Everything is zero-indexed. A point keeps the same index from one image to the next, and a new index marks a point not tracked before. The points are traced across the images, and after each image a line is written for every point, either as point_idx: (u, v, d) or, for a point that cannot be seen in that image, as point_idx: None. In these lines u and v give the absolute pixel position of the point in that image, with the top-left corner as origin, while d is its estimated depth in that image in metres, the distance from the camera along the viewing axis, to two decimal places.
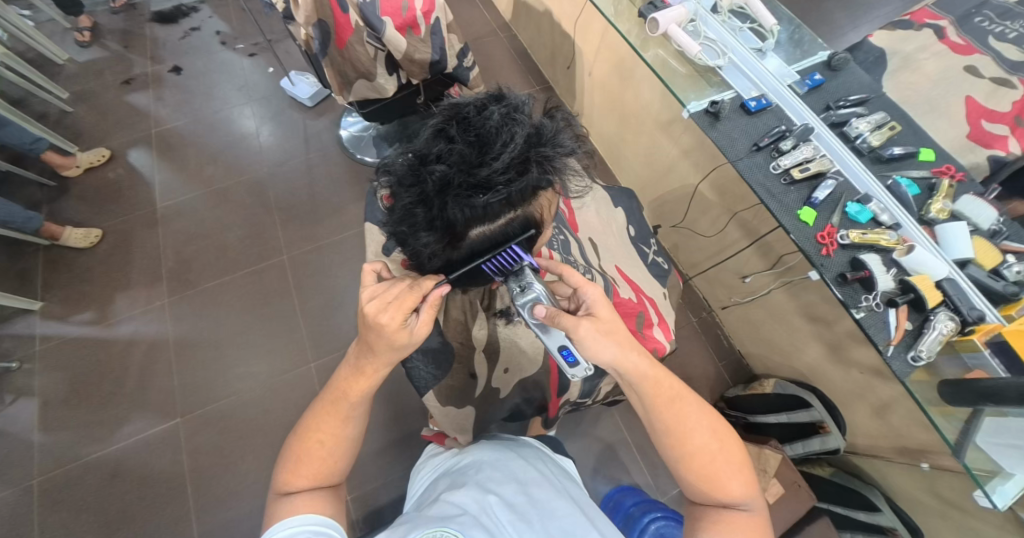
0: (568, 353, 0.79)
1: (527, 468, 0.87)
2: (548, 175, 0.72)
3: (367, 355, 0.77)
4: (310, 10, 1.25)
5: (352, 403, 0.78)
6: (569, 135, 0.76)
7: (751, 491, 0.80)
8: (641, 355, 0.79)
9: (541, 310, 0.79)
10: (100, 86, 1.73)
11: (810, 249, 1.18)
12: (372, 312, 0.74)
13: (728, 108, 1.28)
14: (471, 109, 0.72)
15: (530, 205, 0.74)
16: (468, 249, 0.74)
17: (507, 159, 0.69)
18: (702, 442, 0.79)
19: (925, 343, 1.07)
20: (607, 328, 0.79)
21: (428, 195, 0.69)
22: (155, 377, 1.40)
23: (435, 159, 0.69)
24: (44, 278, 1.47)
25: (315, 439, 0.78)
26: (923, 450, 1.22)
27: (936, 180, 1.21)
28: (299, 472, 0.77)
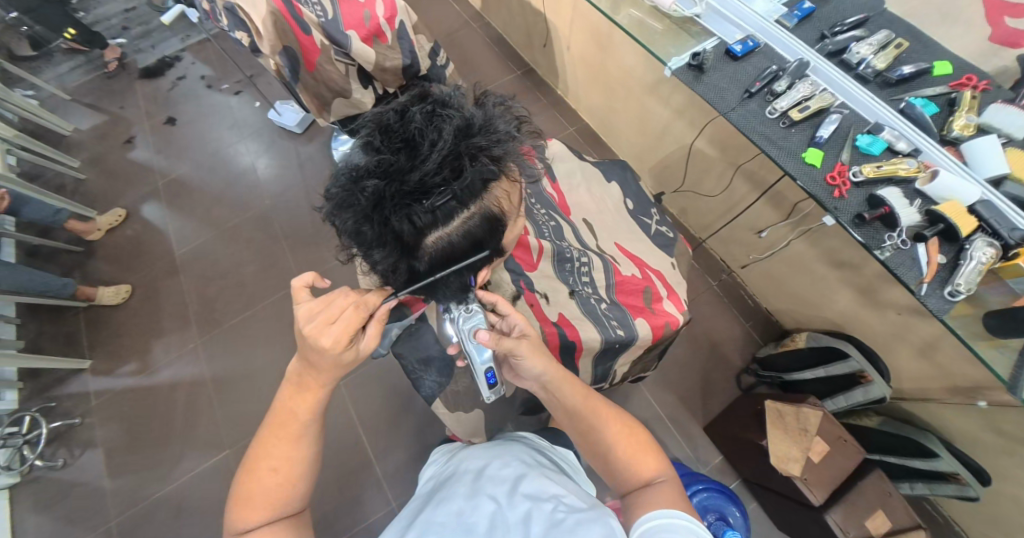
0: (490, 374, 0.80)
1: (514, 461, 0.84)
2: (490, 164, 0.69)
3: (313, 371, 0.74)
4: (273, 37, 1.22)
5: (303, 422, 0.75)
6: (505, 120, 0.74)
7: (661, 469, 0.78)
8: (558, 365, 0.83)
9: (485, 333, 0.79)
10: (105, 149, 1.82)
11: (821, 194, 1.07)
12: (310, 333, 0.71)
13: (712, 57, 1.18)
14: (393, 116, 0.70)
15: (483, 199, 0.70)
16: (430, 258, 0.70)
17: (439, 158, 0.66)
18: (608, 429, 0.80)
19: (962, 275, 0.97)
20: (535, 345, 0.83)
21: (368, 212, 0.66)
22: (199, 415, 1.47)
23: (366, 174, 0.67)
24: (87, 338, 1.56)
25: (266, 467, 0.73)
26: (978, 387, 1.14)
27: (957, 94, 1.09)
28: (253, 503, 0.72)
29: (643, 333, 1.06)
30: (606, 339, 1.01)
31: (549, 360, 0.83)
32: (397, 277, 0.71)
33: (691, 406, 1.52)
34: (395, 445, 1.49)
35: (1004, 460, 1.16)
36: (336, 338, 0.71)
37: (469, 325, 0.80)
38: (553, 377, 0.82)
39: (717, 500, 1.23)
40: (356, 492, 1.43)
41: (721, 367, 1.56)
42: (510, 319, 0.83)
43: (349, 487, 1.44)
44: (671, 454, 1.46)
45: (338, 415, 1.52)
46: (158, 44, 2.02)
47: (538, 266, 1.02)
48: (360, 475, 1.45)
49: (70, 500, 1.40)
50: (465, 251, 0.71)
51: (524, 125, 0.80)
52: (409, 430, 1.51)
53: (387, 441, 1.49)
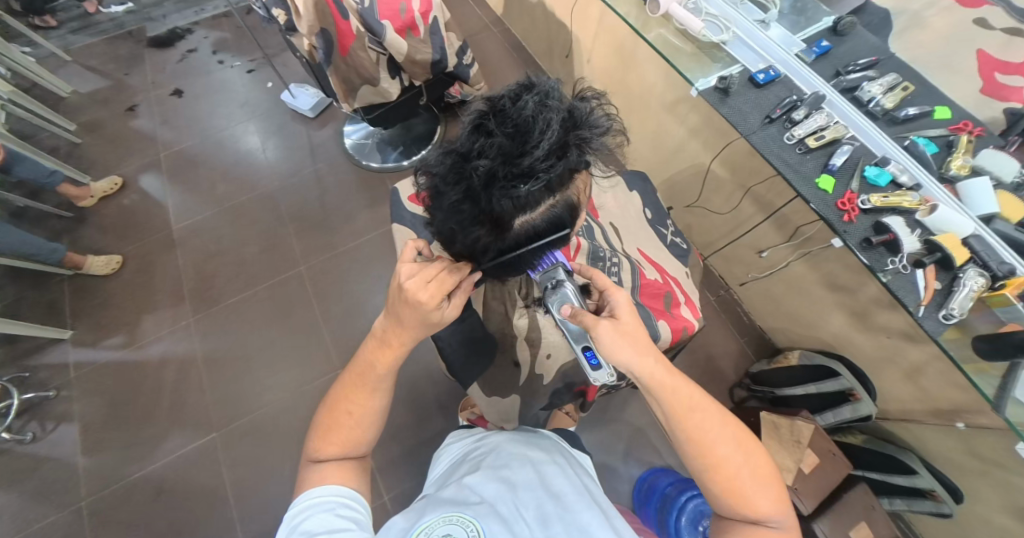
0: (591, 355, 0.83)
1: (551, 459, 0.87)
2: (586, 158, 0.73)
3: (398, 326, 0.77)
4: (313, 19, 1.23)
5: (378, 376, 0.78)
6: (602, 115, 0.75)
7: (777, 504, 0.76)
8: (654, 361, 0.78)
9: (568, 309, 0.83)
10: (106, 114, 1.76)
11: (832, 218, 1.14)
12: (411, 287, 0.74)
13: (737, 82, 1.25)
14: (506, 101, 0.71)
15: (569, 189, 0.74)
16: (515, 238, 0.74)
17: (547, 146, 0.68)
18: (727, 451, 0.76)
19: (956, 300, 1.04)
20: (621, 329, 0.79)
21: (475, 191, 0.68)
22: (188, 393, 1.41)
23: (477, 154, 0.68)
24: (72, 307, 1.49)
25: (342, 411, 0.78)
26: (958, 410, 1.23)
27: (954, 137, 1.19)
28: (328, 441, 0.78)
29: (665, 335, 1.08)
30: None
31: (644, 356, 0.78)
32: (487, 254, 0.75)
33: None
34: (390, 439, 1.49)
35: (976, 479, 1.24)
36: (430, 295, 0.74)
37: (558, 297, 0.85)
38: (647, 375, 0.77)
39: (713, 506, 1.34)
40: None
41: (715, 379, 1.63)
42: (608, 297, 0.83)
43: None
44: (665, 461, 1.47)
45: None
46: (170, 14, 1.97)
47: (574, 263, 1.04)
48: None
49: (39, 476, 1.31)
50: (546, 237, 0.75)
51: (616, 122, 0.81)
52: (405, 423, 1.51)
53: (383, 433, 1.49)
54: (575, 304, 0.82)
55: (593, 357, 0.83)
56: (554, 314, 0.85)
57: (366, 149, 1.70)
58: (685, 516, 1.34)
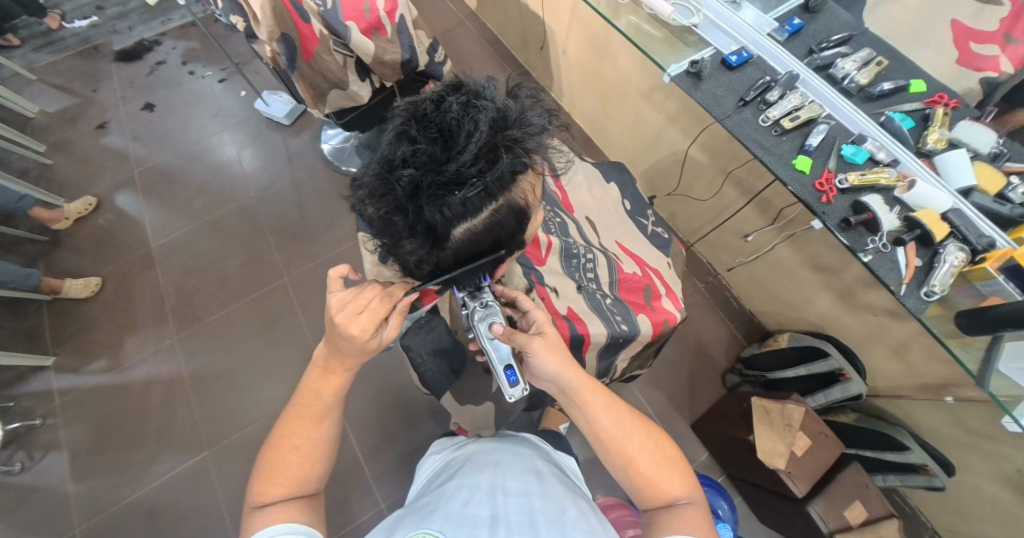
0: (511, 372, 0.83)
1: (518, 464, 0.87)
2: (522, 158, 0.69)
3: (337, 355, 0.78)
4: (272, 24, 1.21)
5: (325, 403, 0.80)
6: (538, 113, 0.73)
7: (687, 486, 0.81)
8: (580, 370, 0.84)
9: (499, 327, 0.83)
10: (75, 134, 1.72)
11: (810, 199, 1.13)
12: (341, 321, 0.75)
13: (709, 66, 1.23)
14: (429, 105, 0.69)
15: (513, 192, 0.71)
16: (455, 248, 0.71)
17: (475, 149, 0.66)
18: (635, 444, 0.82)
19: (937, 278, 1.04)
20: (552, 345, 0.85)
21: (401, 202, 0.66)
22: (176, 413, 1.40)
23: (401, 163, 0.66)
24: (53, 333, 1.47)
25: (288, 448, 0.78)
26: (945, 384, 1.23)
27: (930, 110, 1.17)
28: (273, 482, 0.77)
29: (645, 329, 1.09)
30: (612, 333, 1.04)
31: (572, 364, 0.84)
32: (425, 267, 0.73)
33: (679, 404, 1.59)
34: (384, 445, 1.49)
35: (967, 452, 1.25)
36: (363, 327, 0.75)
37: (487, 316, 0.83)
38: (573, 381, 0.84)
39: (710, 495, 1.32)
40: (344, 490, 1.44)
41: (707, 366, 1.63)
42: (530, 315, 0.88)
43: (340, 488, 1.44)
44: None
45: None
46: (136, 26, 1.92)
47: (547, 262, 1.04)
48: (349, 472, 1.46)
49: (31, 505, 1.30)
50: (488, 242, 0.73)
51: (558, 119, 0.78)
52: (399, 428, 1.51)
53: (378, 439, 1.50)
54: (506, 323, 0.83)
55: (512, 375, 0.84)
56: (480, 333, 0.83)
57: (344, 154, 1.68)
58: None
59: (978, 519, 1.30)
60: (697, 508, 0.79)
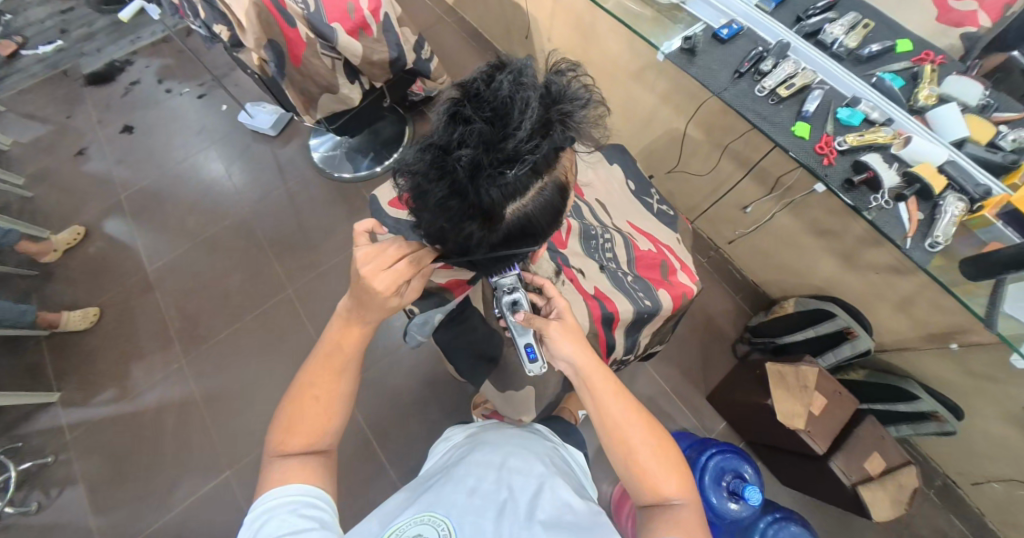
0: (530, 349, 0.85)
1: (527, 452, 0.87)
2: (571, 133, 0.71)
3: (359, 310, 0.79)
4: (258, 31, 1.16)
5: (347, 357, 0.80)
6: (580, 87, 0.73)
7: (684, 489, 0.79)
8: (593, 355, 0.84)
9: (520, 314, 0.84)
10: (54, 162, 1.66)
11: (811, 163, 1.15)
12: (366, 274, 0.78)
13: (701, 41, 1.24)
14: (479, 83, 0.68)
15: (557, 168, 0.73)
16: (507, 228, 0.73)
17: (530, 126, 0.66)
18: (638, 435, 0.81)
19: (940, 228, 1.06)
20: (570, 330, 0.84)
21: (461, 184, 0.66)
22: (193, 436, 1.37)
23: (458, 145, 0.66)
24: (55, 368, 1.42)
25: (308, 398, 0.78)
26: (950, 332, 1.26)
27: (918, 68, 1.20)
28: (294, 433, 0.77)
29: (666, 304, 1.11)
30: (637, 310, 1.06)
31: (581, 345, 0.84)
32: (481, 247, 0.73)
33: (693, 378, 1.61)
34: (408, 448, 1.49)
35: (975, 395, 1.29)
36: (387, 285, 0.78)
37: (511, 299, 0.85)
38: (584, 366, 0.83)
39: (733, 460, 1.33)
40: (371, 497, 1.43)
41: (717, 338, 1.65)
42: (552, 302, 0.87)
43: (368, 495, 1.43)
44: (678, 425, 1.56)
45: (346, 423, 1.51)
46: (105, 46, 1.86)
47: (568, 244, 1.05)
48: (374, 479, 1.45)
49: None
50: (538, 221, 0.74)
51: (596, 93, 0.77)
52: (422, 429, 1.51)
53: (402, 443, 1.49)
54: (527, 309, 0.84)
55: (531, 352, 0.86)
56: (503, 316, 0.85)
57: (335, 160, 1.65)
58: (708, 475, 1.32)
59: (990, 460, 1.35)
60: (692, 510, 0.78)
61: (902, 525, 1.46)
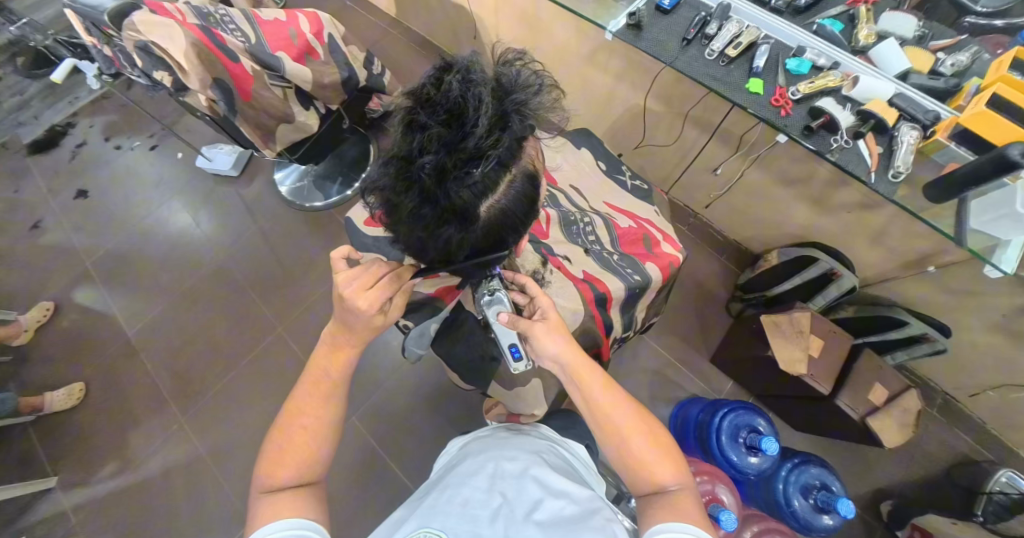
0: (514, 349, 0.87)
1: (520, 455, 0.85)
2: (529, 121, 0.69)
3: (346, 331, 0.79)
4: (201, 71, 1.13)
5: (334, 379, 0.80)
6: (530, 73, 0.72)
7: (679, 475, 0.80)
8: (578, 350, 0.85)
9: (504, 315, 0.86)
10: (8, 241, 1.59)
11: (771, 116, 1.18)
12: (350, 295, 0.76)
13: (646, 14, 1.26)
14: (429, 87, 0.67)
15: (523, 159, 0.71)
16: (484, 227, 0.70)
17: (487, 121, 0.65)
18: (633, 430, 0.81)
19: (900, 158, 1.11)
20: (554, 327, 0.85)
21: (430, 190, 0.65)
22: (206, 494, 1.32)
23: (419, 152, 0.65)
24: (48, 452, 1.36)
25: (298, 424, 0.77)
26: (926, 257, 1.31)
27: (854, 10, 1.25)
28: (283, 463, 0.76)
29: (655, 275, 1.13)
30: (628, 285, 1.08)
31: (569, 345, 0.85)
32: (463, 251, 0.71)
33: (694, 344, 1.64)
34: (430, 464, 1.48)
35: (959, 312, 1.34)
36: (371, 303, 0.76)
37: (494, 304, 0.87)
38: (570, 362, 0.84)
39: (747, 415, 1.35)
40: None
41: (710, 301, 1.68)
42: (536, 301, 0.87)
43: None
44: (688, 392, 1.58)
45: (362, 451, 1.49)
46: (42, 112, 1.78)
47: (550, 234, 1.05)
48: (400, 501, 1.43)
49: None
50: (516, 214, 0.72)
51: (547, 77, 0.77)
52: (440, 443, 1.50)
53: (425, 458, 1.48)
54: (511, 310, 0.86)
55: (516, 351, 0.88)
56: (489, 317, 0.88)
57: (305, 191, 1.63)
58: (724, 435, 1.34)
59: (983, 371, 1.41)
60: (687, 492, 0.79)
61: (913, 448, 1.51)
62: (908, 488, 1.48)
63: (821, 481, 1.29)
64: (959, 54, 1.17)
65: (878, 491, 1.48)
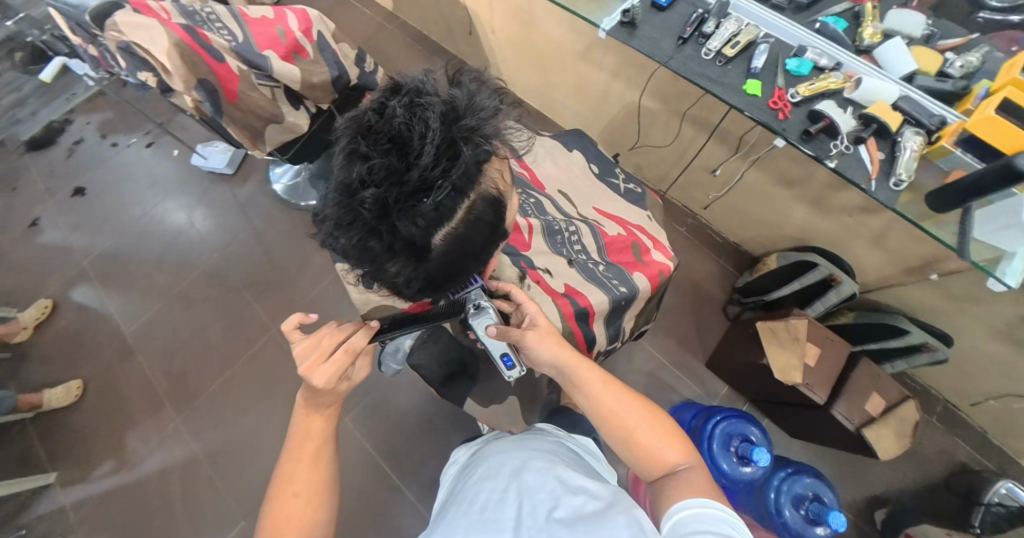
0: (506, 358, 0.90)
1: (535, 453, 0.83)
2: (482, 146, 0.69)
3: (316, 398, 0.80)
4: (185, 71, 1.12)
5: (316, 441, 0.81)
6: (485, 94, 0.72)
7: (688, 455, 0.79)
8: (573, 351, 0.87)
9: (493, 328, 0.87)
10: (6, 240, 1.61)
11: (768, 119, 1.13)
12: (306, 371, 0.78)
13: (641, 11, 1.21)
14: (373, 115, 0.67)
15: (481, 184, 0.71)
16: (438, 256, 0.72)
17: (432, 151, 0.65)
18: (634, 417, 0.81)
19: (902, 166, 1.06)
20: (546, 333, 0.87)
21: (373, 224, 0.66)
22: (201, 493, 1.35)
23: (361, 184, 0.66)
24: (48, 450, 1.39)
25: (290, 492, 0.77)
26: (929, 263, 1.27)
27: (859, 7, 1.20)
28: (282, 532, 0.75)
29: (642, 286, 1.13)
30: (613, 298, 1.08)
31: (562, 346, 0.87)
32: (415, 281, 0.73)
33: (689, 347, 1.61)
34: (422, 464, 1.48)
35: (961, 319, 1.30)
36: (327, 377, 0.78)
37: (481, 318, 0.87)
38: (567, 364, 0.86)
39: (740, 424, 1.34)
40: (393, 520, 1.43)
41: (707, 304, 1.65)
42: (522, 308, 0.90)
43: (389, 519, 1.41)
44: (682, 396, 1.56)
45: (355, 450, 1.50)
46: (38, 110, 1.78)
47: (532, 244, 1.06)
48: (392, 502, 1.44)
49: None
50: (471, 240, 0.73)
51: (505, 94, 0.77)
52: (432, 445, 1.49)
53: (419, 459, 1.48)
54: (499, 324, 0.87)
55: (507, 360, 0.91)
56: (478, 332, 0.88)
57: (299, 189, 1.63)
58: (715, 443, 1.33)
59: (986, 379, 1.37)
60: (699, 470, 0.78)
61: (912, 455, 1.48)
62: (905, 496, 1.45)
63: (814, 492, 1.28)
64: (969, 55, 1.13)
65: (874, 498, 1.46)
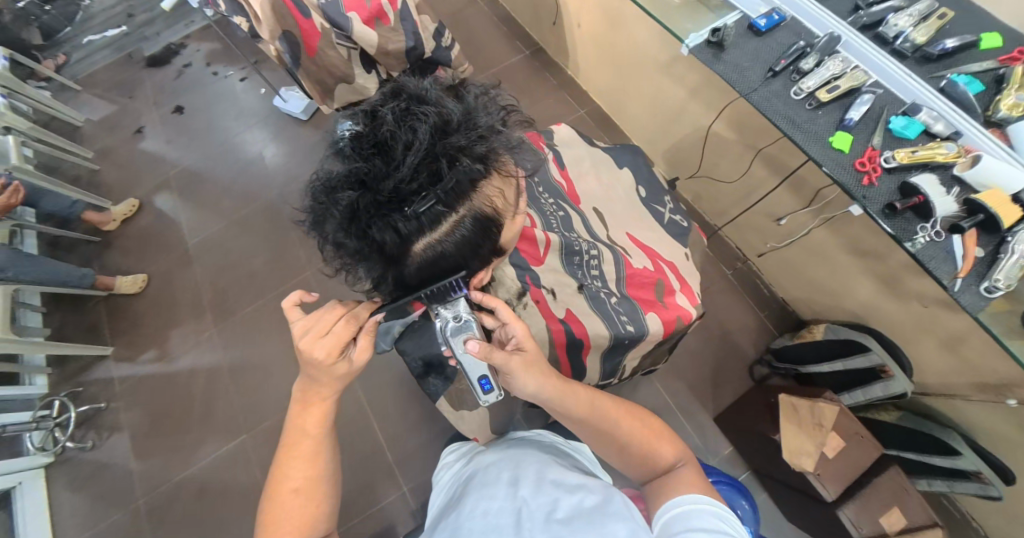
0: (484, 382, 0.79)
1: (533, 459, 0.79)
2: (469, 162, 0.66)
3: (314, 384, 0.77)
4: (272, 22, 1.21)
5: (313, 439, 0.78)
6: (484, 113, 0.71)
7: (677, 451, 0.80)
8: (556, 382, 0.79)
9: (474, 343, 0.76)
10: (116, 140, 1.84)
11: (846, 181, 0.89)
12: (306, 346, 0.74)
13: (733, 33, 1.00)
14: (367, 118, 0.68)
15: (472, 200, 0.68)
16: (416, 263, 0.70)
17: (411, 162, 0.63)
18: (624, 430, 0.79)
19: (1002, 271, 0.79)
20: (532, 363, 0.78)
21: (346, 225, 0.66)
22: (217, 400, 1.49)
23: (340, 185, 0.65)
24: (110, 327, 1.60)
25: (286, 491, 0.76)
26: (1008, 385, 1.06)
27: (1006, 69, 0.89)
28: (278, 527, 0.75)
29: (654, 329, 1.04)
30: (615, 335, 1.00)
31: (547, 377, 0.79)
32: (388, 283, 0.72)
33: (703, 396, 1.50)
34: (406, 433, 1.52)
35: None
36: (328, 349, 0.74)
37: (460, 332, 0.77)
38: (547, 392, 0.79)
39: None
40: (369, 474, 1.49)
41: (734, 356, 1.53)
42: (510, 328, 0.79)
43: (365, 474, 1.47)
44: None
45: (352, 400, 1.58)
46: (162, 31, 2.01)
47: (544, 260, 1.00)
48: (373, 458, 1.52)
49: (100, 482, 1.43)
50: (455, 255, 0.71)
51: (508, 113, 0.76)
52: (421, 417, 1.53)
53: (406, 427, 1.52)
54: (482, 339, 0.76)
55: (486, 383, 0.79)
56: (455, 348, 0.77)
57: None
58: None
59: None
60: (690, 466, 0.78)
61: None
62: None
63: None
64: None
65: None
